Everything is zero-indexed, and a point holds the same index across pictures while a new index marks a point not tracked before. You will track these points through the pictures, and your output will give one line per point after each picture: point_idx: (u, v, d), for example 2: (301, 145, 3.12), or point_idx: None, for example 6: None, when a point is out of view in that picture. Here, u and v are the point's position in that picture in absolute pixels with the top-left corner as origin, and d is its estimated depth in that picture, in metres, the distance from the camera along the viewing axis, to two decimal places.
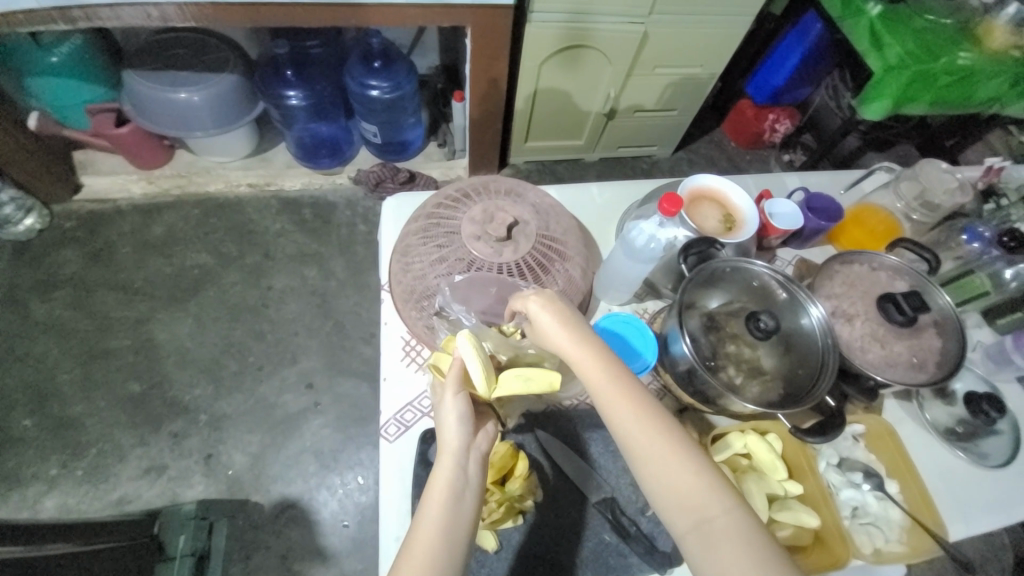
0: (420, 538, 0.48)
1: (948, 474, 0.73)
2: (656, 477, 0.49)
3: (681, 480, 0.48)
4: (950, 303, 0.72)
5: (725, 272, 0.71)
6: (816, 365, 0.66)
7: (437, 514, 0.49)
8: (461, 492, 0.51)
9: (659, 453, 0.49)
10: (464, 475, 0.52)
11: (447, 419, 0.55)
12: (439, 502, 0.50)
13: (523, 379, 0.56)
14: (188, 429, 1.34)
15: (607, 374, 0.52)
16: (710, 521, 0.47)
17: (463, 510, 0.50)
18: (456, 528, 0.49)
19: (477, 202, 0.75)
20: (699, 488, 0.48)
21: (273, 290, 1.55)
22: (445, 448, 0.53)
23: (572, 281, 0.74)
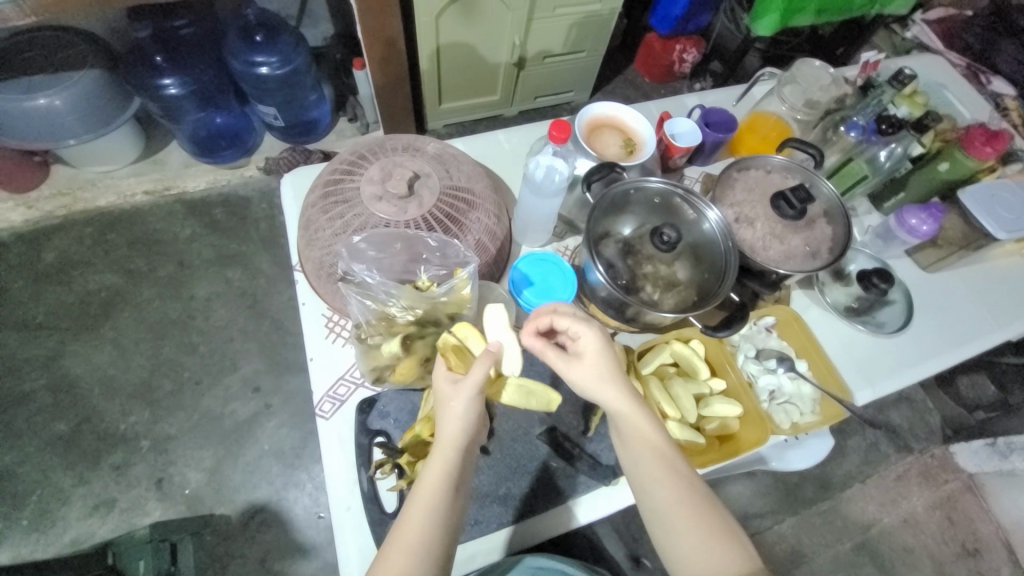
0: (412, 528, 0.50)
1: (852, 348, 0.80)
2: (657, 503, 0.55)
3: (682, 505, 0.54)
4: (834, 192, 0.77)
5: (630, 194, 0.73)
6: (721, 267, 0.71)
7: (432, 507, 0.51)
8: (455, 489, 0.52)
9: (669, 482, 0.55)
10: (462, 472, 0.54)
11: (456, 412, 0.53)
12: (433, 499, 0.51)
13: (525, 393, 0.62)
14: (131, 458, 1.27)
15: (631, 406, 0.57)
16: (696, 538, 0.53)
17: (457, 507, 0.53)
18: (448, 524, 0.51)
19: (374, 162, 0.72)
20: (697, 511, 0.54)
21: (197, 299, 1.45)
22: (446, 443, 0.53)
23: (485, 229, 0.73)
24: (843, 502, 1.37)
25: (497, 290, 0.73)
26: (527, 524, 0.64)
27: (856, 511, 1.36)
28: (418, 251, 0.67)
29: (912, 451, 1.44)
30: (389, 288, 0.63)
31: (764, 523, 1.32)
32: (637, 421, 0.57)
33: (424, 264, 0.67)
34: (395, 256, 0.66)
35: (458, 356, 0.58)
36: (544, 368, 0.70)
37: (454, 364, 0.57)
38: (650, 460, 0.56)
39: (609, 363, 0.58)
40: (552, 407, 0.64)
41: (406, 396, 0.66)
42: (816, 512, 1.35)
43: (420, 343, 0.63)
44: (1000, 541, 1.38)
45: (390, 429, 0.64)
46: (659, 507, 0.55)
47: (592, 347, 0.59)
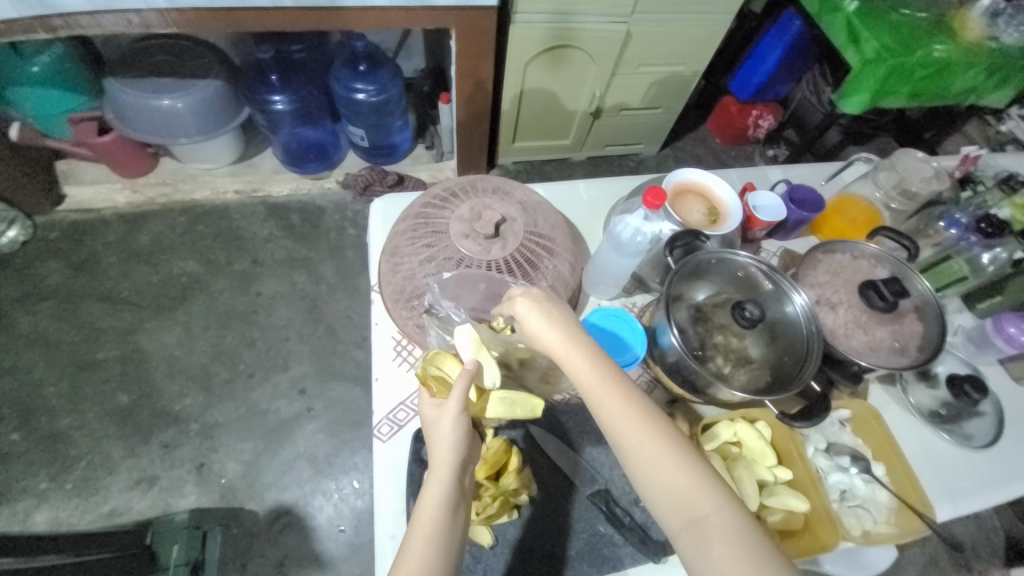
0: (413, 556, 0.48)
1: (933, 457, 0.74)
2: (658, 487, 0.49)
3: (684, 487, 0.48)
4: (929, 289, 0.74)
5: (711, 263, 0.72)
6: (802, 352, 0.68)
7: (434, 530, 0.49)
8: (455, 512, 0.51)
9: (662, 459, 0.49)
10: (459, 491, 0.52)
11: (446, 426, 0.54)
12: (433, 518, 0.50)
13: (507, 404, 0.58)
14: (179, 438, 1.33)
15: (603, 377, 0.53)
16: (703, 518, 0.47)
17: (453, 525, 0.50)
18: (452, 547, 0.49)
19: (464, 200, 0.75)
20: (710, 529, 0.46)
21: (263, 296, 1.54)
22: (439, 462, 0.53)
23: (560, 277, 0.75)
24: None
25: None
26: None
27: None
28: (496, 292, 0.69)
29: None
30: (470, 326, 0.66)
31: None
32: (644, 436, 0.50)
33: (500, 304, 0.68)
34: (476, 294, 0.69)
35: (439, 383, 0.59)
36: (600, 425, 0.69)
37: (436, 392, 0.59)
38: (637, 438, 0.50)
39: (568, 332, 0.56)
40: (538, 413, 0.60)
41: None
42: None
43: None
44: None
45: None
46: (659, 490, 0.49)
47: (546, 321, 0.57)
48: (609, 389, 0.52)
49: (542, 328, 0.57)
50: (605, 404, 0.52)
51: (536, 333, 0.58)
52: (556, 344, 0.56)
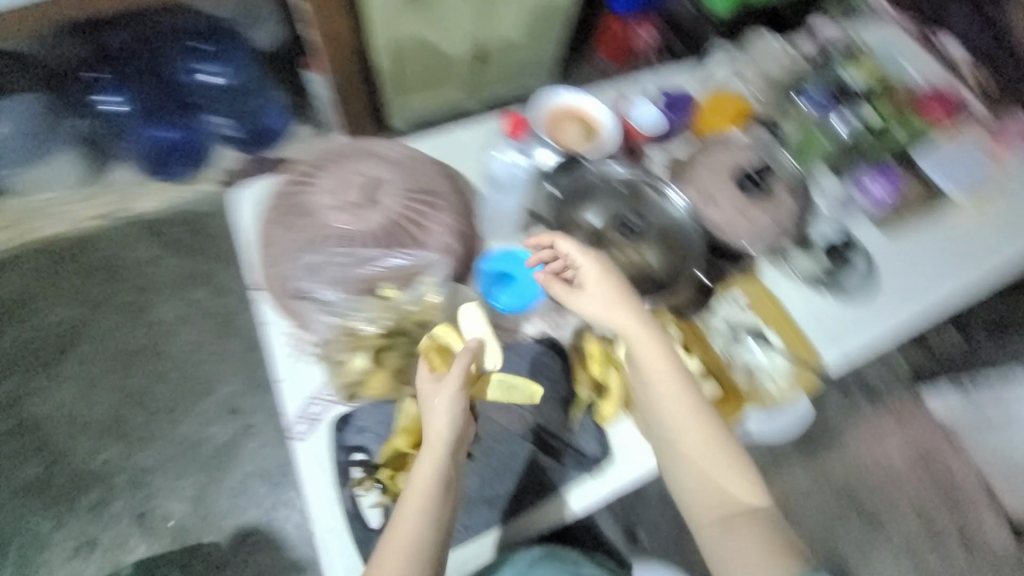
0: (403, 532, 0.52)
1: (823, 316, 0.81)
2: (703, 481, 0.60)
3: (727, 486, 0.60)
4: (794, 165, 0.80)
5: (593, 184, 0.74)
6: (689, 250, 0.72)
7: (426, 506, 0.53)
8: (443, 489, 0.54)
9: (719, 458, 0.61)
10: (447, 479, 0.55)
11: (444, 405, 0.56)
12: (420, 503, 0.53)
13: (505, 388, 0.66)
14: (109, 494, 1.22)
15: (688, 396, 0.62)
16: (733, 514, 0.59)
17: (437, 510, 0.53)
18: (438, 524, 0.53)
19: (329, 171, 0.69)
20: (742, 525, 0.59)
21: (161, 323, 1.38)
22: (432, 441, 0.55)
23: (455, 229, 0.70)
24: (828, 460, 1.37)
25: (466, 292, 0.69)
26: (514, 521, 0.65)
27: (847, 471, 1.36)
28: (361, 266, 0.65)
29: None
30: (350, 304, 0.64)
31: None
32: (705, 442, 0.61)
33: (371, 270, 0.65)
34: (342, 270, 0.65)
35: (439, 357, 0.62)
36: (521, 365, 0.71)
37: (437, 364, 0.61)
38: (698, 437, 0.61)
39: (645, 326, 0.62)
40: (535, 399, 0.67)
41: (385, 409, 0.64)
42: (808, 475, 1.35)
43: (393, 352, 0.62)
44: None
45: (370, 444, 0.63)
46: (701, 482, 0.60)
47: (624, 315, 0.62)
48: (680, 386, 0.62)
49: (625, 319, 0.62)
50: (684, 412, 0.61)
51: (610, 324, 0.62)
52: (642, 342, 0.62)
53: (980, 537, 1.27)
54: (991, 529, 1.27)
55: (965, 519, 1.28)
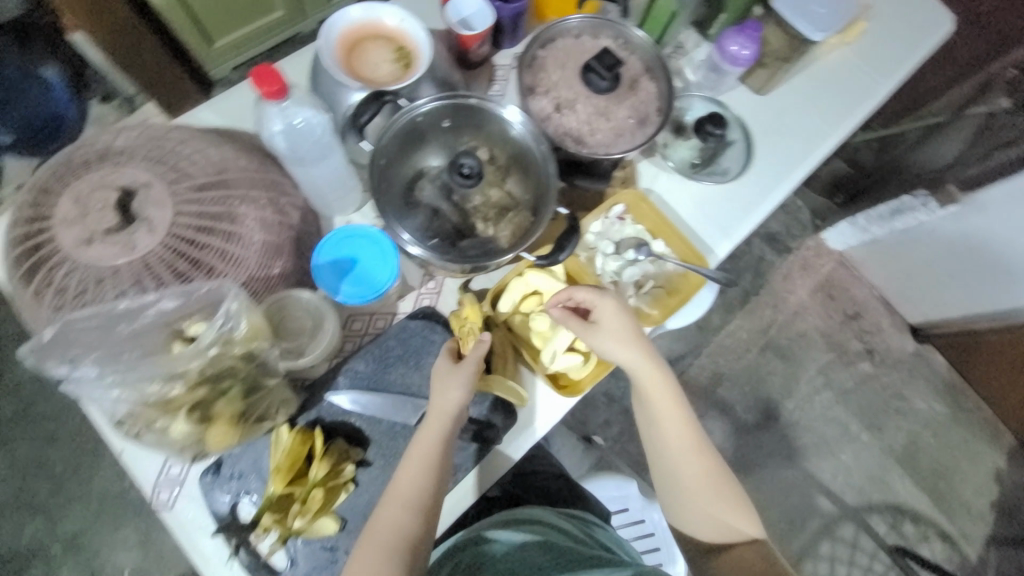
0: (389, 512, 0.55)
1: (705, 205, 0.77)
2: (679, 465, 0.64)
3: (722, 509, 0.63)
4: (648, 40, 0.69)
5: (418, 123, 0.61)
6: (543, 176, 0.62)
7: (410, 496, 0.55)
8: (427, 485, 0.56)
9: (704, 482, 0.63)
10: (431, 493, 0.56)
11: (453, 394, 0.58)
12: (403, 507, 0.55)
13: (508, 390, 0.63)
14: (50, 568, 1.13)
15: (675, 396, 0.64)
16: (704, 489, 0.64)
17: (417, 521, 0.55)
18: (422, 515, 0.55)
19: (63, 192, 0.52)
20: (709, 488, 0.64)
21: (26, 383, 1.19)
22: (430, 430, 0.57)
23: (266, 220, 0.58)
24: (752, 315, 1.42)
25: (303, 295, 0.60)
26: None
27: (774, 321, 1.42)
28: (121, 321, 0.46)
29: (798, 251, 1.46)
30: (132, 370, 0.45)
31: (685, 361, 1.38)
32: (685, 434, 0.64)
33: (148, 315, 0.46)
34: (96, 331, 0.45)
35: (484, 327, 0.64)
36: (401, 350, 0.64)
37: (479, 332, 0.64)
38: (689, 462, 0.64)
39: (639, 347, 0.62)
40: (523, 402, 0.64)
41: (254, 445, 0.57)
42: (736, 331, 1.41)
43: (221, 404, 0.49)
44: (876, 298, 1.46)
45: (249, 487, 0.56)
46: (678, 468, 0.64)
47: (614, 334, 0.62)
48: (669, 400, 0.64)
49: (610, 345, 0.62)
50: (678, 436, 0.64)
51: (603, 349, 0.62)
52: (630, 359, 0.62)
53: (879, 344, 1.44)
54: (887, 334, 1.45)
55: (866, 333, 1.44)
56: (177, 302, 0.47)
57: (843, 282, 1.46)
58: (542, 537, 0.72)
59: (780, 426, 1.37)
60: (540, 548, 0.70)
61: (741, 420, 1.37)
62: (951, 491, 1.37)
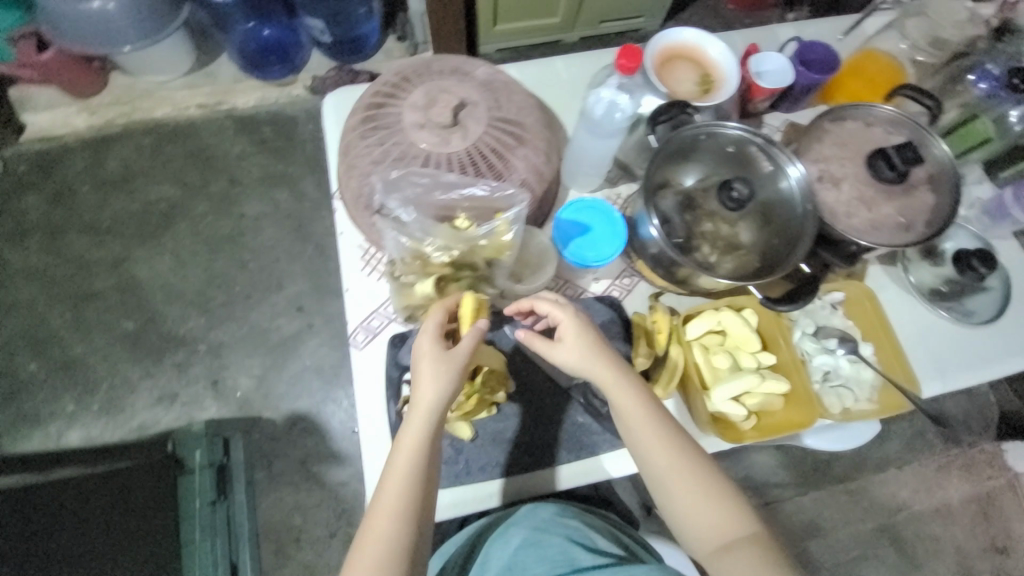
0: (380, 518, 0.52)
1: (929, 335, 0.72)
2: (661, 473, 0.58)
3: (712, 518, 0.57)
4: (948, 154, 0.66)
5: (699, 140, 0.66)
6: (794, 231, 0.63)
7: (396, 500, 0.52)
8: (416, 481, 0.53)
9: (694, 493, 0.57)
10: (421, 488, 0.53)
11: (429, 391, 0.53)
12: (392, 508, 0.52)
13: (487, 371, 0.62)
14: (189, 358, 1.36)
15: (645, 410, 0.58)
16: (698, 498, 0.57)
17: (412, 521, 0.52)
18: (414, 518, 0.52)
19: (415, 87, 0.66)
20: (695, 493, 0.57)
21: (246, 217, 1.47)
22: (413, 428, 0.53)
23: (533, 169, 0.67)
24: (891, 486, 1.22)
25: (538, 236, 0.68)
26: (547, 474, 0.65)
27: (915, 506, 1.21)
28: (438, 189, 0.59)
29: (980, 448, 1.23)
30: (426, 224, 0.57)
31: (785, 494, 1.21)
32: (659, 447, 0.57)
33: (453, 196, 0.59)
34: (414, 187, 0.59)
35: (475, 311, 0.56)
36: None
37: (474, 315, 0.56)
38: (661, 465, 0.58)
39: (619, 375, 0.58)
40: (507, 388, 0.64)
41: None
42: (864, 492, 1.22)
43: (453, 286, 0.59)
44: None
45: None
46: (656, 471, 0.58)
47: (587, 354, 0.58)
48: (643, 420, 0.57)
49: (584, 361, 0.58)
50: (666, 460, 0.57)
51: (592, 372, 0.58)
52: (607, 383, 0.58)
53: None
54: None
55: None
56: (479, 195, 0.59)
57: (1003, 508, 1.21)
58: (538, 539, 0.63)
59: None
60: (535, 556, 0.62)
61: None
62: None
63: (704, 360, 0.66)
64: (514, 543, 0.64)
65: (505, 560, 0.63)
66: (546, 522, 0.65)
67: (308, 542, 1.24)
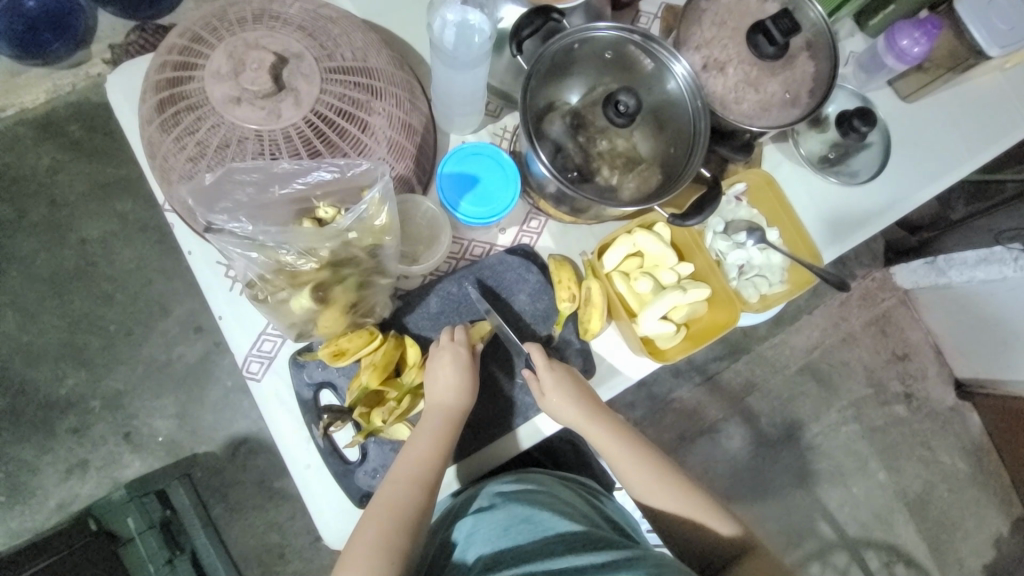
0: (387, 495, 0.53)
1: (825, 205, 0.75)
2: (650, 493, 0.63)
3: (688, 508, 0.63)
4: (822, 15, 0.63)
5: (573, 50, 0.58)
6: (689, 133, 0.59)
7: (412, 475, 0.54)
8: (432, 459, 0.54)
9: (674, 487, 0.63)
10: (438, 468, 0.55)
11: (450, 389, 0.57)
12: (408, 483, 0.53)
13: (377, 368, 0.54)
14: (87, 419, 1.17)
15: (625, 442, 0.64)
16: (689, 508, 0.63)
17: (419, 497, 0.53)
18: (421, 497, 0.53)
19: (212, 47, 0.51)
20: (687, 499, 0.63)
21: (90, 242, 1.20)
22: (433, 404, 0.56)
23: (397, 124, 0.56)
24: (808, 332, 1.37)
25: (425, 203, 0.60)
26: (499, 441, 0.64)
27: (829, 343, 1.37)
28: (275, 183, 0.49)
29: (871, 279, 1.40)
30: (271, 235, 0.47)
31: (723, 366, 1.33)
32: (642, 476, 0.63)
33: (301, 188, 0.49)
34: (246, 191, 0.48)
35: (329, 311, 0.51)
36: (494, 283, 0.64)
37: (327, 317, 0.51)
38: (654, 487, 0.63)
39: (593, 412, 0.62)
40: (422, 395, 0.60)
41: None
42: (787, 343, 1.36)
43: (338, 290, 0.50)
44: (928, 345, 1.41)
45: (335, 378, 0.58)
46: (651, 491, 0.63)
47: (568, 400, 0.60)
48: (613, 436, 0.63)
49: (562, 407, 0.60)
50: (630, 465, 0.63)
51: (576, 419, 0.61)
52: (580, 418, 0.61)
53: (920, 392, 1.40)
54: (930, 383, 1.40)
55: (910, 377, 1.40)
56: (329, 178, 0.49)
57: (899, 322, 1.40)
58: (525, 516, 0.58)
59: (800, 447, 1.34)
60: (525, 533, 0.56)
61: (765, 435, 1.33)
62: (952, 546, 1.35)
63: (621, 281, 0.64)
64: (501, 522, 0.57)
65: (494, 539, 0.57)
66: (528, 494, 0.60)
67: (296, 552, 1.20)
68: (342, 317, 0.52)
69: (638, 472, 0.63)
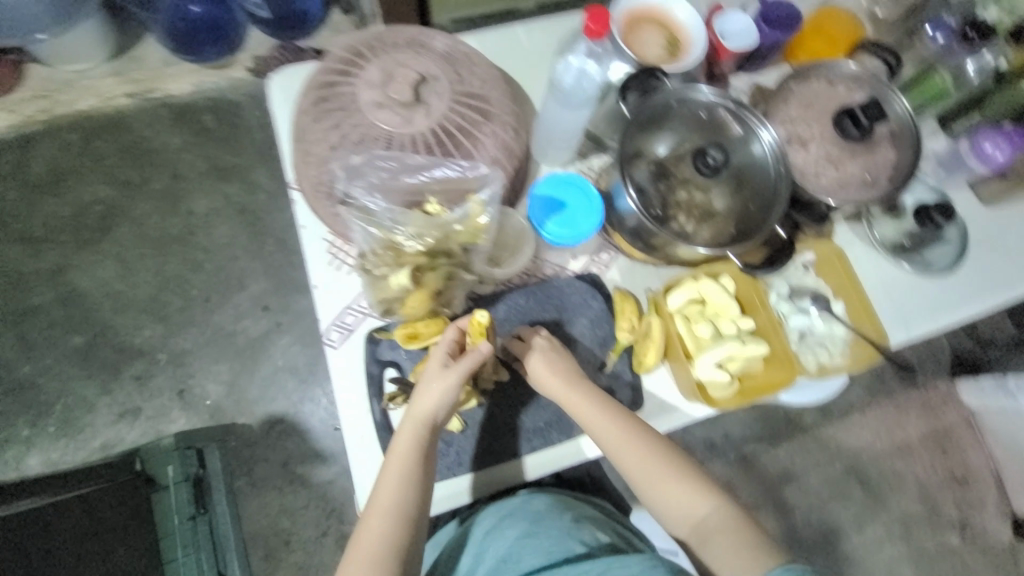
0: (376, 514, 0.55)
1: (895, 289, 0.75)
2: (670, 512, 0.61)
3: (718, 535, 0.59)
4: (907, 109, 0.67)
5: (670, 106, 0.64)
6: (769, 193, 0.63)
7: (395, 492, 0.56)
8: (414, 474, 0.56)
9: (704, 509, 0.60)
10: (420, 483, 0.56)
11: (431, 400, 0.57)
12: (390, 504, 0.55)
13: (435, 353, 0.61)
14: (150, 369, 1.28)
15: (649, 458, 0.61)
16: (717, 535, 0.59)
17: (409, 513, 0.56)
18: (407, 513, 0.56)
19: (368, 62, 0.61)
20: (719, 525, 0.59)
21: (196, 214, 1.36)
22: (414, 415, 0.57)
23: (505, 146, 0.64)
24: (856, 428, 1.30)
25: (515, 217, 0.67)
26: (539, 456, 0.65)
27: (878, 444, 1.29)
28: (405, 173, 0.59)
29: (933, 386, 1.32)
30: (395, 214, 0.58)
31: (761, 445, 1.27)
32: (666, 492, 0.61)
33: (421, 180, 0.59)
34: (380, 172, 0.58)
35: (417, 295, 0.59)
36: (559, 303, 0.68)
37: (416, 300, 0.59)
38: (681, 504, 0.61)
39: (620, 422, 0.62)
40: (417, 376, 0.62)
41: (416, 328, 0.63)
42: (833, 435, 1.29)
43: (430, 275, 0.58)
44: (990, 471, 1.30)
45: (402, 360, 0.63)
46: (673, 510, 0.61)
47: (589, 403, 0.62)
48: (634, 451, 0.61)
49: (584, 411, 0.61)
50: (654, 479, 0.61)
51: (594, 426, 0.61)
52: (599, 428, 0.61)
53: (978, 521, 1.28)
54: (990, 514, 1.28)
55: (968, 504, 1.28)
56: (452, 175, 0.59)
57: (958, 439, 1.30)
58: (530, 531, 0.62)
59: (834, 551, 1.24)
60: (531, 548, 0.61)
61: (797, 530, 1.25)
62: None
63: (661, 320, 0.67)
64: (510, 538, 0.62)
65: (501, 553, 0.61)
66: (539, 512, 0.64)
67: (301, 542, 1.21)
68: (422, 303, 0.59)
69: (661, 488, 0.61)
